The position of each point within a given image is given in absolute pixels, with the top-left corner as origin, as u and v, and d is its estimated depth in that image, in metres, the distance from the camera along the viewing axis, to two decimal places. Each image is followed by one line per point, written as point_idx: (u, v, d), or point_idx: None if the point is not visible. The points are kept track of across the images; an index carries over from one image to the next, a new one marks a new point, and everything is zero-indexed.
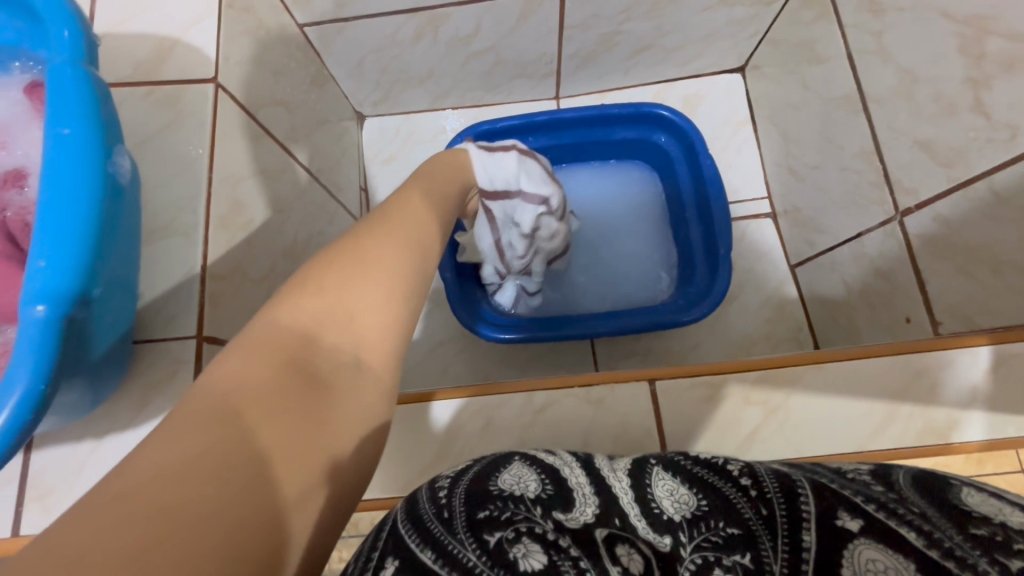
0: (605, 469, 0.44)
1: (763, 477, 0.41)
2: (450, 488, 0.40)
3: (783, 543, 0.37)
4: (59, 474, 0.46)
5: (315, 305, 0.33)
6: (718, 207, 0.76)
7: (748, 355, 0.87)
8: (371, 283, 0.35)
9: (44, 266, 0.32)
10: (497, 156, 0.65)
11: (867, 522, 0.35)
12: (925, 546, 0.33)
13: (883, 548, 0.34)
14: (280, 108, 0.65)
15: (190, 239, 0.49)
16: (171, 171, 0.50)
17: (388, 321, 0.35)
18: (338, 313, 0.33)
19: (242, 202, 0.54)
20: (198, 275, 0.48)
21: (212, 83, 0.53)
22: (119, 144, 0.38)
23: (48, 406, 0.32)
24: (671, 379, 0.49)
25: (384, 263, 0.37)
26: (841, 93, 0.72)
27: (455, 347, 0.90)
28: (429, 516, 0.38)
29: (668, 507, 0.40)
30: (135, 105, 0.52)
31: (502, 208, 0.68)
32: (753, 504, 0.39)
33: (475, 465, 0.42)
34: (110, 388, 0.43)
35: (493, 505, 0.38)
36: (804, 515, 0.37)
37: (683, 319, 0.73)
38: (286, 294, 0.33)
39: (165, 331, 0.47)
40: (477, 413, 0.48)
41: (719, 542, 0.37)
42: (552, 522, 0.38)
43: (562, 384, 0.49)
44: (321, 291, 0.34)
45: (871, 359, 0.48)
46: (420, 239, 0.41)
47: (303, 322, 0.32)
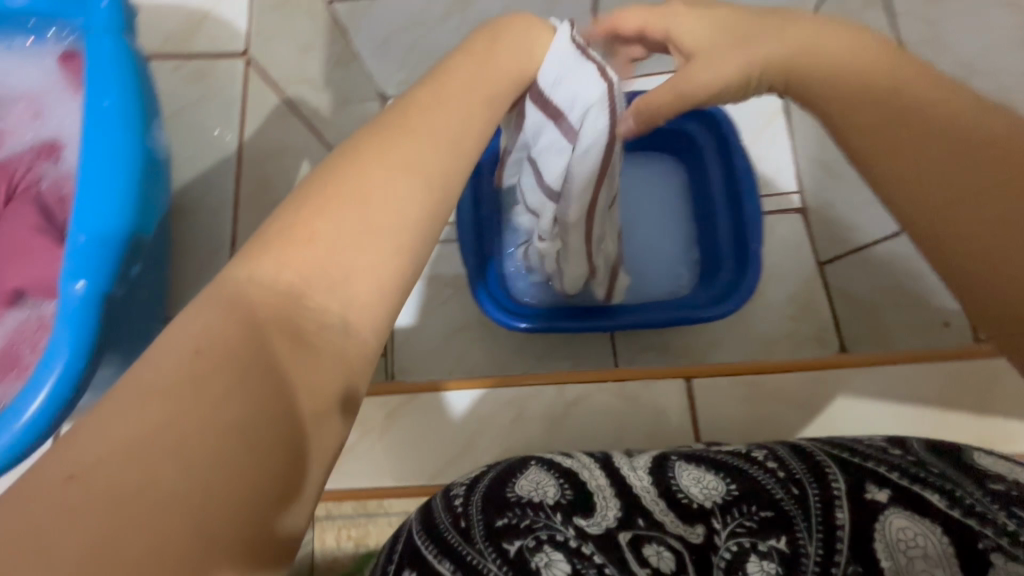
0: (625, 468, 0.43)
1: (787, 459, 0.41)
2: (466, 496, 0.41)
3: (818, 523, 0.37)
4: None
5: (304, 260, 0.28)
6: (750, 199, 0.74)
7: (771, 353, 0.85)
8: (369, 235, 0.30)
9: (84, 240, 0.37)
10: (586, 69, 0.44)
11: (895, 490, 0.37)
12: (949, 507, 0.35)
13: (910, 515, 0.35)
14: (308, 85, 0.64)
15: (218, 216, 0.48)
16: (201, 146, 0.49)
17: (386, 277, 0.30)
18: (337, 266, 0.29)
19: (270, 180, 0.53)
20: (224, 255, 0.47)
21: (241, 58, 0.51)
22: (157, 122, 0.42)
23: (89, 379, 0.36)
24: (708, 377, 0.48)
25: (392, 208, 0.31)
26: None
27: (473, 333, 0.90)
28: (446, 526, 0.38)
29: (696, 495, 0.40)
30: (165, 79, 0.51)
31: (548, 138, 0.48)
32: (783, 484, 0.39)
33: (491, 472, 0.43)
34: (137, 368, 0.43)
35: (512, 513, 0.38)
36: (835, 492, 0.38)
37: (707, 314, 0.71)
38: (272, 239, 0.29)
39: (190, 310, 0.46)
40: (507, 404, 0.47)
41: (754, 527, 0.37)
42: (573, 528, 0.38)
43: (596, 378, 0.48)
44: (314, 239, 0.29)
45: (919, 364, 0.47)
46: (433, 172, 0.34)
47: (287, 280, 0.28)
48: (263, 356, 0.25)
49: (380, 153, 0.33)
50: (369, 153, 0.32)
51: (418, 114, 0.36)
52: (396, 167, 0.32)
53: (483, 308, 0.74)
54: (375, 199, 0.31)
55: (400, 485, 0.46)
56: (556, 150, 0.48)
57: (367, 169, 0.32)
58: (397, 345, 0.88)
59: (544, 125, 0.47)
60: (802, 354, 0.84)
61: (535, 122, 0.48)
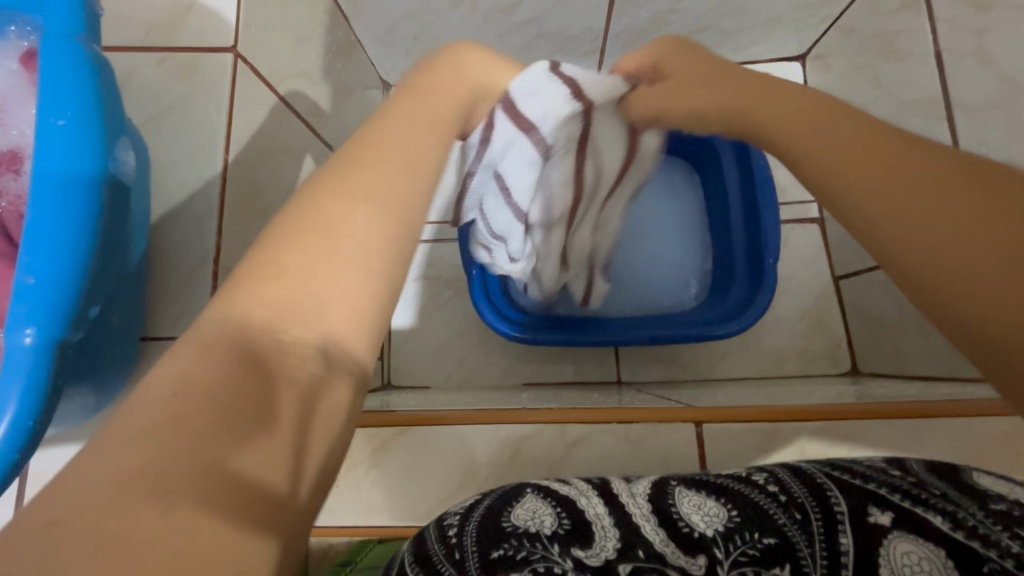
0: (623, 494, 0.41)
1: (788, 481, 0.39)
2: (461, 525, 0.38)
3: (821, 550, 0.35)
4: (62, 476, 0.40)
5: (275, 293, 0.26)
6: (768, 211, 0.71)
7: (780, 370, 0.82)
8: (342, 261, 0.28)
9: (33, 284, 0.29)
10: (557, 88, 0.54)
11: (897, 513, 0.35)
12: (951, 529, 0.33)
13: (914, 539, 0.34)
14: (304, 79, 0.60)
15: (203, 228, 0.44)
16: (186, 149, 0.46)
17: (363, 304, 0.28)
18: (304, 289, 0.27)
19: (261, 185, 0.50)
20: (210, 269, 0.44)
21: (231, 53, 0.47)
22: (122, 138, 0.34)
23: (40, 440, 0.29)
24: (720, 425, 0.45)
25: (361, 225, 0.30)
26: (921, 96, 0.65)
27: (474, 338, 0.87)
28: (439, 557, 0.36)
29: (697, 522, 0.37)
30: (148, 74, 0.47)
31: (517, 151, 0.55)
32: (785, 508, 0.37)
33: (486, 500, 0.41)
34: (112, 392, 0.39)
35: (507, 544, 0.36)
36: (838, 516, 0.36)
37: (716, 332, 0.69)
38: (237, 277, 0.27)
39: (174, 328, 0.43)
40: (505, 442, 0.45)
41: (757, 555, 0.35)
42: (571, 560, 0.36)
43: (598, 419, 0.46)
44: (282, 273, 0.27)
45: (949, 419, 0.44)
46: (405, 192, 0.33)
47: (258, 316, 0.25)
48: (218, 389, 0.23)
49: (352, 171, 0.32)
50: (335, 178, 0.32)
51: (380, 138, 0.35)
52: (366, 186, 0.31)
53: (485, 321, 0.72)
54: (344, 221, 0.29)
55: (391, 520, 0.44)
56: (528, 165, 0.56)
57: (337, 189, 0.31)
58: (395, 348, 0.86)
59: (515, 138, 0.54)
60: (812, 371, 0.82)
61: (505, 134, 0.54)
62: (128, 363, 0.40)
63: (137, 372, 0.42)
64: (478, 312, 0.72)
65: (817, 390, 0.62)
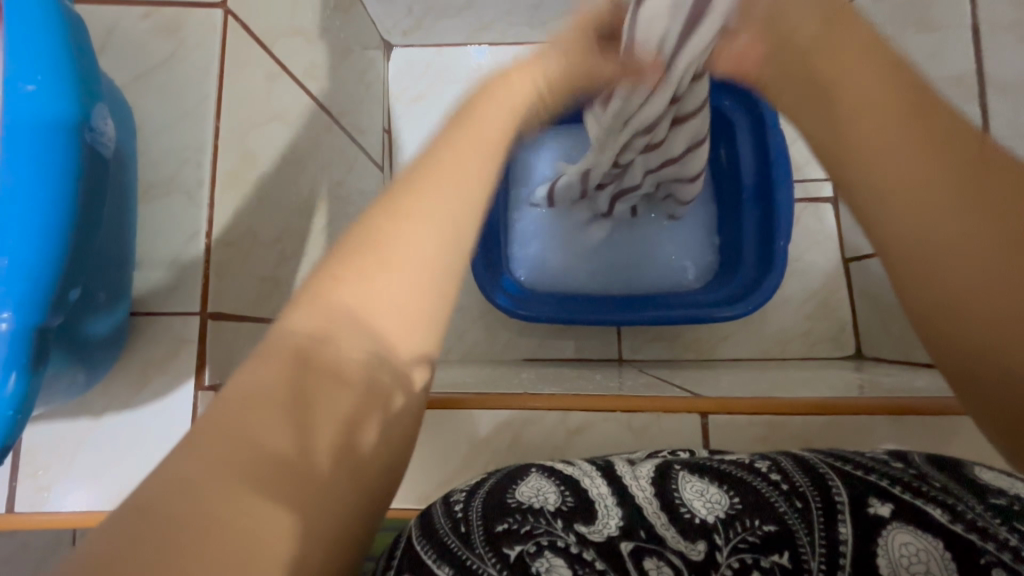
0: (626, 476, 0.39)
1: (789, 469, 0.38)
2: (466, 501, 0.38)
3: (820, 538, 0.35)
4: (55, 453, 0.40)
5: (334, 307, 0.28)
6: (783, 190, 0.68)
7: (783, 352, 0.81)
8: (398, 282, 0.29)
9: (6, 265, 0.27)
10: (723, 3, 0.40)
11: (897, 504, 0.35)
12: (950, 522, 0.33)
13: (917, 532, 0.33)
14: (299, 38, 0.57)
15: (194, 199, 0.42)
16: (174, 113, 0.43)
17: (414, 320, 0.30)
18: (359, 308, 0.28)
19: (254, 153, 0.48)
20: (203, 242, 0.42)
21: (220, 9, 0.44)
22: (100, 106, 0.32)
23: (20, 429, 0.28)
24: (725, 416, 0.44)
25: (419, 245, 0.30)
26: (951, 73, 0.62)
27: (475, 312, 0.86)
28: (445, 531, 0.36)
29: (699, 509, 0.37)
30: (129, 30, 0.44)
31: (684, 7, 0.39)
32: (787, 498, 0.36)
33: (491, 476, 0.40)
34: (104, 368, 0.38)
35: (512, 518, 0.36)
36: (838, 505, 0.36)
37: (720, 314, 0.67)
38: (306, 288, 0.29)
39: (165, 303, 0.41)
40: (506, 428, 0.45)
41: (757, 543, 0.35)
42: (574, 534, 0.36)
43: (600, 408, 0.45)
44: (344, 289, 0.29)
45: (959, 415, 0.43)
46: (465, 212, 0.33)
47: (319, 329, 0.28)
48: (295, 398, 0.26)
49: (419, 190, 0.32)
50: (402, 195, 0.32)
51: (449, 152, 0.34)
52: (426, 207, 0.32)
53: (484, 295, 0.69)
54: (410, 237, 0.30)
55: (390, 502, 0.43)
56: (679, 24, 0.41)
57: (403, 209, 0.31)
58: None
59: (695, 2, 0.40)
60: (816, 354, 0.81)
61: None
62: (118, 341, 0.38)
63: (127, 349, 0.40)
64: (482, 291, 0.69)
65: (821, 376, 0.62)
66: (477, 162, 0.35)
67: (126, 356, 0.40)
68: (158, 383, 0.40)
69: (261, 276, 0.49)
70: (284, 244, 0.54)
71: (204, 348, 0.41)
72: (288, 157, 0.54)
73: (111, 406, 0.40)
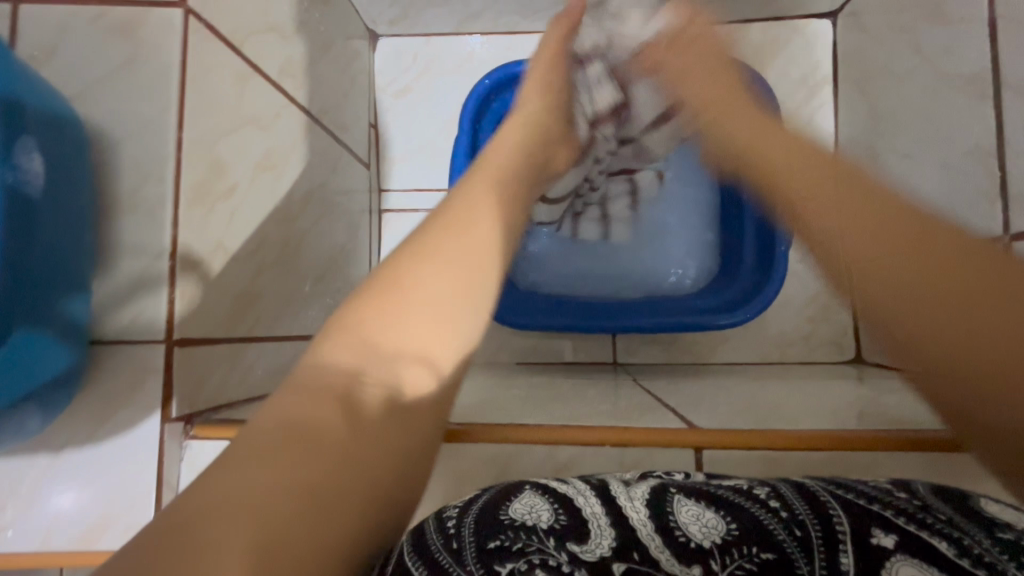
0: (621, 497, 0.37)
1: (788, 496, 0.36)
2: (458, 517, 0.35)
3: (820, 565, 0.33)
4: (9, 490, 0.38)
5: (350, 344, 0.30)
6: None
7: (782, 356, 0.80)
8: (409, 316, 0.31)
9: None
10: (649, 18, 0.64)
11: (902, 535, 0.33)
12: (956, 556, 0.31)
13: (919, 563, 0.32)
14: (273, 34, 0.53)
15: (155, 218, 0.39)
16: (133, 125, 0.40)
17: (418, 353, 0.31)
18: (385, 331, 0.30)
19: (224, 163, 0.45)
20: (167, 264, 0.39)
21: (180, 7, 0.41)
22: (29, 139, 0.32)
23: None
24: (721, 451, 0.42)
25: (431, 285, 0.32)
26: (963, 70, 0.57)
27: None
28: (437, 547, 0.33)
29: (695, 533, 0.34)
30: (81, 34, 0.40)
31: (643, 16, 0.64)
32: (786, 525, 0.34)
33: (484, 494, 0.37)
34: (61, 404, 0.37)
35: (505, 535, 0.33)
36: (840, 535, 0.34)
37: (720, 322, 0.65)
38: (330, 326, 0.31)
39: (128, 332, 0.39)
40: (492, 458, 0.43)
41: (755, 570, 0.33)
42: (567, 553, 0.33)
43: (588, 443, 0.43)
44: (362, 326, 0.30)
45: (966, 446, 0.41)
46: (476, 255, 0.35)
47: (339, 368, 0.29)
48: (323, 413, 0.27)
49: (443, 235, 0.35)
50: (426, 239, 0.35)
51: (469, 206, 0.38)
52: (446, 248, 0.34)
53: None
54: (424, 276, 0.33)
55: None
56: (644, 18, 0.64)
57: (425, 251, 0.34)
58: None
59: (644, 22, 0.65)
60: (816, 358, 0.79)
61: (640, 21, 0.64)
62: (74, 378, 0.37)
63: (88, 381, 0.39)
64: None
65: (819, 389, 0.60)
66: (499, 213, 0.38)
67: (89, 386, 0.39)
68: (124, 414, 0.39)
69: (237, 292, 0.46)
70: (264, 256, 0.51)
71: (171, 379, 0.39)
72: (265, 164, 0.51)
73: (73, 439, 0.39)
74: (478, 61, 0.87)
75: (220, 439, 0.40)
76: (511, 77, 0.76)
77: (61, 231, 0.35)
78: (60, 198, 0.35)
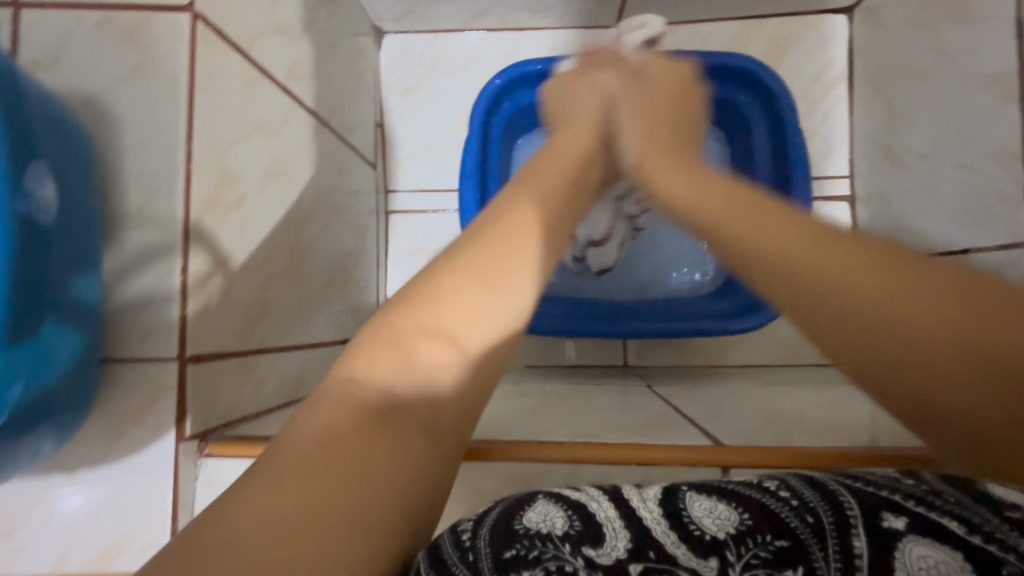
0: (633, 498, 0.36)
1: (799, 487, 0.34)
2: (475, 531, 0.34)
3: (834, 552, 0.30)
4: (25, 510, 0.38)
5: (383, 356, 0.29)
6: (801, 195, 0.64)
7: (794, 358, 0.79)
8: (441, 329, 0.30)
9: None
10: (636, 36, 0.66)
11: (913, 519, 0.30)
12: (966, 532, 0.29)
13: (932, 543, 0.29)
14: (280, 35, 0.52)
15: (164, 231, 0.38)
16: (140, 135, 0.39)
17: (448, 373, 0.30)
18: (417, 344, 0.29)
19: (233, 173, 0.44)
20: (179, 280, 0.38)
21: (188, 13, 0.39)
22: (39, 164, 0.31)
23: None
24: (751, 469, 0.40)
25: (466, 300, 0.32)
26: (988, 69, 0.56)
27: None
28: (453, 561, 0.32)
29: (708, 525, 0.33)
30: (84, 41, 0.39)
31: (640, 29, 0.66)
32: (797, 513, 0.32)
33: (500, 506, 0.36)
34: (75, 425, 0.36)
35: (521, 544, 0.32)
36: (851, 518, 0.31)
37: (735, 327, 0.64)
38: (362, 337, 0.30)
39: (140, 349, 0.38)
40: (509, 473, 0.42)
41: (769, 558, 0.31)
42: (582, 557, 0.31)
43: (610, 460, 0.41)
44: (396, 337, 0.30)
45: None
46: (504, 268, 0.34)
47: (370, 384, 0.28)
48: (352, 432, 0.26)
49: (475, 250, 0.35)
50: (458, 256, 0.35)
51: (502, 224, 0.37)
52: (474, 265, 0.34)
53: None
54: (458, 292, 0.32)
55: None
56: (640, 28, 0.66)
57: (456, 267, 0.33)
58: None
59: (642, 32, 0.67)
60: None
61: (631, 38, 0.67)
62: (86, 402, 0.36)
63: (100, 401, 0.38)
64: None
65: (836, 394, 0.59)
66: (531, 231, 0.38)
67: (100, 407, 0.38)
68: (135, 436, 0.38)
69: (247, 304, 0.46)
70: (273, 265, 0.50)
71: (184, 397, 0.38)
72: (274, 170, 0.50)
73: (85, 462, 0.38)
74: (485, 58, 0.86)
75: (230, 459, 0.39)
76: (521, 76, 0.74)
77: (69, 257, 0.34)
78: (67, 218, 0.33)
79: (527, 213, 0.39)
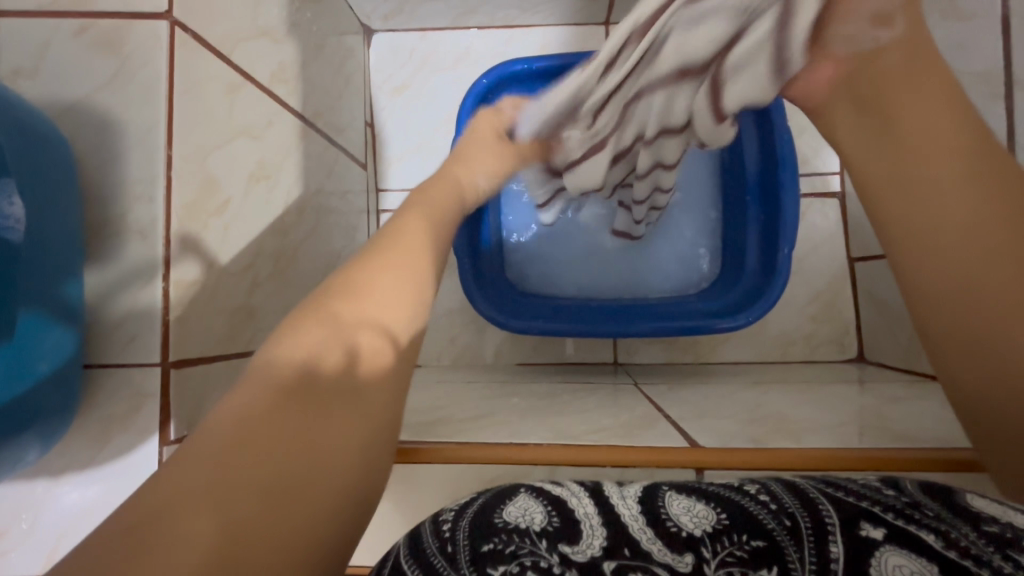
0: (613, 496, 0.36)
1: (779, 492, 0.35)
2: (456, 520, 0.35)
3: (810, 555, 0.31)
4: (12, 515, 0.39)
5: (309, 340, 0.30)
6: (788, 195, 0.64)
7: (783, 356, 0.79)
8: (365, 318, 0.33)
9: None
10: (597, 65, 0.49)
11: (889, 528, 0.31)
12: (944, 547, 0.30)
13: (907, 552, 0.30)
14: (263, 39, 0.52)
15: (147, 237, 0.39)
16: (122, 143, 0.39)
17: (376, 355, 0.32)
18: (341, 327, 0.31)
19: (215, 179, 0.44)
20: (160, 286, 0.38)
21: (167, 19, 0.39)
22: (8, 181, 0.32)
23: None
24: (728, 471, 0.41)
25: (380, 292, 0.34)
26: (977, 69, 0.55)
27: (467, 317, 0.83)
28: (432, 551, 0.33)
29: (686, 523, 0.33)
30: (66, 48, 0.39)
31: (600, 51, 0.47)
32: (775, 515, 0.33)
33: (481, 497, 0.37)
34: (61, 429, 0.37)
35: (497, 538, 0.33)
36: (828, 525, 0.32)
37: (721, 325, 0.65)
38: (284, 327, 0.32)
39: (123, 355, 0.39)
40: (490, 475, 0.43)
41: (745, 557, 0.32)
42: (557, 554, 0.32)
43: (590, 462, 0.42)
44: (317, 329, 0.31)
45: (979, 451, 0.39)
46: (414, 268, 0.38)
47: (295, 365, 0.29)
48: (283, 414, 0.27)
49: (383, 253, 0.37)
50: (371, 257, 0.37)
51: (402, 232, 0.40)
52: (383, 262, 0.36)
53: (486, 316, 0.67)
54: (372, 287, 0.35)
55: (372, 557, 0.43)
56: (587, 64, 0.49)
57: (367, 265, 0.36)
58: None
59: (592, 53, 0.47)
60: (817, 357, 0.78)
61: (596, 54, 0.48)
62: (72, 408, 0.37)
63: (87, 404, 0.39)
64: (483, 314, 0.67)
65: (822, 393, 0.59)
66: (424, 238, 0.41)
67: (86, 412, 0.39)
68: (120, 440, 0.39)
69: (232, 308, 0.46)
70: (259, 269, 0.51)
71: (167, 402, 0.39)
72: (258, 175, 0.50)
73: (73, 465, 0.39)
74: (476, 56, 0.86)
75: None
76: (509, 75, 0.74)
77: (44, 267, 0.34)
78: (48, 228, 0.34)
79: (420, 225, 0.43)
